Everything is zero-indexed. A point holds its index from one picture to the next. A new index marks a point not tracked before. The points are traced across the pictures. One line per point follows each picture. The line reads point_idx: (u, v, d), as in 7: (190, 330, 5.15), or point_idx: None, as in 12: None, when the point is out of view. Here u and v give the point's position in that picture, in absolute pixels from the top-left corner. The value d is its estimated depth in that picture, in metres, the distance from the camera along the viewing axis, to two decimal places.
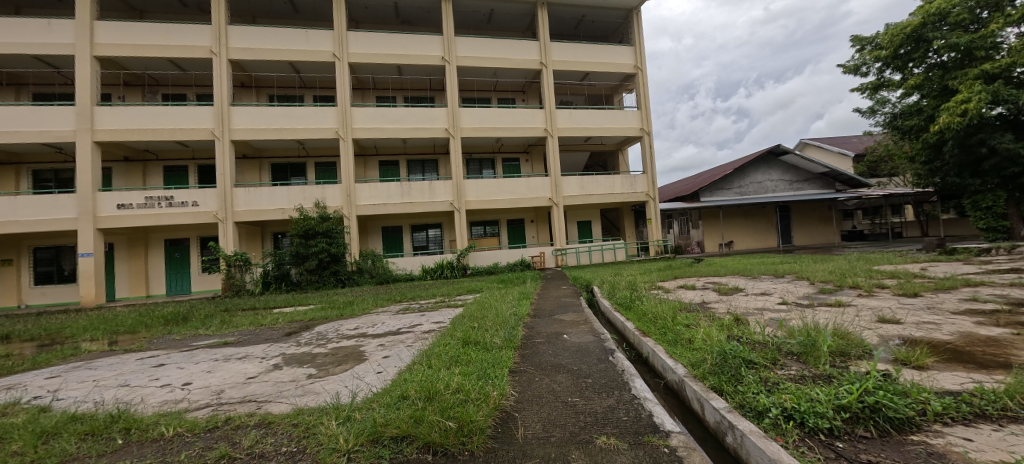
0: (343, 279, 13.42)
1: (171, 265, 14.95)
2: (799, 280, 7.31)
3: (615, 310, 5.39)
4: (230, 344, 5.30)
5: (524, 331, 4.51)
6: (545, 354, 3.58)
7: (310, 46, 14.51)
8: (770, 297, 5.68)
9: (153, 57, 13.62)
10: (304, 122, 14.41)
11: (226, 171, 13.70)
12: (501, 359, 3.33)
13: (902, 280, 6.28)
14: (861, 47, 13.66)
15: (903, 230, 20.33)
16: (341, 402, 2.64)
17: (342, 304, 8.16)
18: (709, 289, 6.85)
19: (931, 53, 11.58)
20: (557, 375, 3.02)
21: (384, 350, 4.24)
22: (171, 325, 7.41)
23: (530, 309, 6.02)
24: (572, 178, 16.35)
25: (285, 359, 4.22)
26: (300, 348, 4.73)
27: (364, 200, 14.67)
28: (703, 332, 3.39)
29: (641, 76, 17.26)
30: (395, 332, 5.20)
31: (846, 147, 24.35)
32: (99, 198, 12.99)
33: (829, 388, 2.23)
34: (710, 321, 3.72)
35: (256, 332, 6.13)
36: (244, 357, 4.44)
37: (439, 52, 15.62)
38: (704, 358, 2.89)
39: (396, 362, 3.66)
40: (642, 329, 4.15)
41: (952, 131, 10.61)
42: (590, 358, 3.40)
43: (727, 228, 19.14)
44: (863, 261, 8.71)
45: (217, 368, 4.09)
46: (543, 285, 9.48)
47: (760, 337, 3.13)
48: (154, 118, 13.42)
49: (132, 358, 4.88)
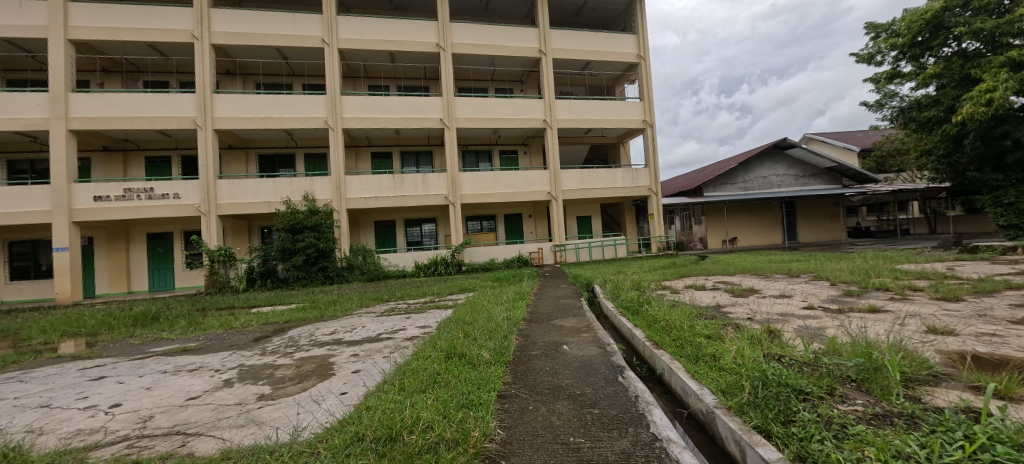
0: (332, 275, 12.88)
1: (154, 260, 14.34)
2: (817, 281, 6.75)
3: (621, 314, 4.85)
4: (190, 351, 4.73)
5: (518, 341, 3.92)
6: (541, 372, 3.01)
7: (297, 31, 13.80)
8: (791, 300, 5.13)
9: (131, 41, 12.90)
10: (290, 111, 13.71)
11: (209, 161, 13.03)
12: (488, 379, 2.78)
13: (935, 281, 5.71)
14: (876, 34, 13.03)
15: (909, 228, 19.91)
16: (278, 444, 2.05)
17: (325, 304, 7.59)
18: (721, 290, 6.29)
19: (952, 40, 11.01)
20: (556, 403, 2.45)
21: (356, 363, 3.66)
22: (138, 326, 6.82)
23: (527, 312, 5.43)
24: (571, 171, 15.73)
25: (240, 373, 3.62)
26: (261, 358, 4.13)
27: (354, 193, 14.03)
28: (733, 348, 2.82)
29: (643, 65, 16.61)
30: (373, 339, 4.61)
31: (851, 142, 23.77)
32: (75, 189, 12.32)
33: (922, 436, 1.64)
34: (737, 334, 3.14)
35: (224, 336, 5.55)
36: (195, 369, 3.86)
37: (434, 38, 14.92)
38: (739, 385, 2.30)
39: (366, 379, 3.11)
40: (655, 340, 3.57)
41: (974, 123, 9.97)
42: (596, 379, 2.81)
43: (731, 224, 18.61)
44: (883, 260, 8.12)
45: (159, 385, 3.49)
46: (541, 284, 8.91)
47: (805, 355, 2.56)
48: (132, 106, 12.73)
49: (75, 368, 4.30)
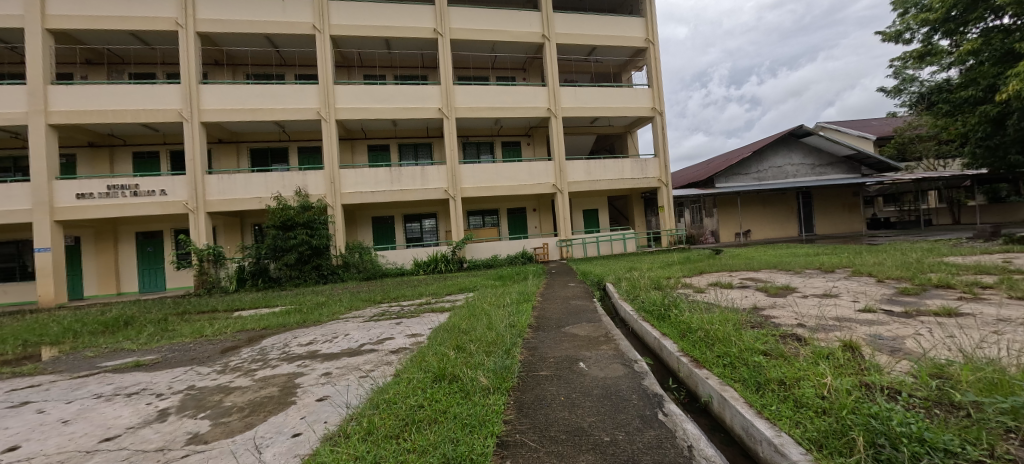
0: (326, 274, 12.25)
1: (144, 260, 13.79)
2: (858, 277, 5.98)
3: (643, 319, 4.17)
4: (145, 366, 4.08)
5: (524, 357, 3.22)
6: (553, 404, 2.32)
7: (286, 18, 13.08)
8: (842, 301, 4.39)
9: (112, 30, 12.23)
10: (280, 102, 13.01)
11: (196, 156, 12.38)
12: (483, 416, 2.09)
13: (1001, 277, 4.96)
14: (904, 10, 12.21)
15: (932, 217, 18.76)
16: None
17: (312, 307, 6.95)
18: (751, 288, 5.58)
19: (991, 13, 10.14)
20: (576, 458, 1.76)
21: (325, 386, 2.97)
22: (104, 335, 6.17)
23: (533, 317, 4.75)
24: (577, 162, 14.95)
25: (183, 401, 2.94)
26: (217, 378, 3.44)
27: (349, 188, 13.34)
28: (812, 373, 2.10)
29: (653, 49, 15.74)
30: (353, 352, 3.93)
31: (868, 130, 22.79)
32: (57, 187, 11.70)
33: None
34: (807, 350, 2.42)
35: (190, 346, 4.91)
36: (136, 394, 3.19)
37: (431, 23, 14.14)
38: (846, 438, 1.58)
39: (330, 413, 2.42)
40: (694, 355, 2.87)
41: (1020, 100, 8.93)
42: (627, 416, 2.12)
43: (744, 216, 17.81)
44: (926, 253, 7.33)
45: (81, 417, 2.80)
46: (548, 282, 8.23)
47: (924, 388, 1.83)
48: (115, 98, 12.09)
49: (7, 387, 3.68)
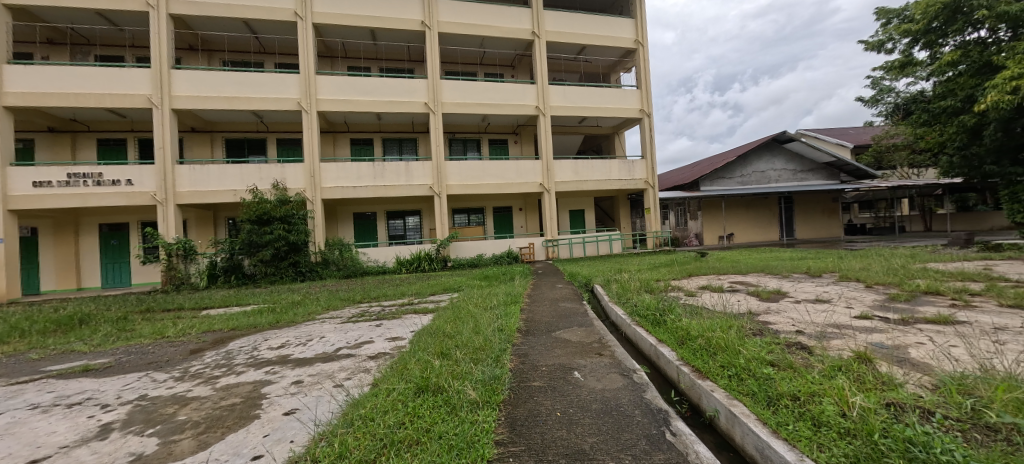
0: (304, 271, 11.75)
1: (108, 253, 13.01)
2: (846, 283, 5.98)
3: (637, 324, 4.01)
4: (94, 372, 3.69)
5: (513, 366, 3.00)
6: (549, 421, 2.11)
7: (267, 3, 12.50)
8: (836, 306, 4.32)
9: (76, 8, 11.45)
10: (259, 91, 12.42)
11: (166, 145, 11.70)
12: (471, 436, 1.86)
13: (986, 284, 4.99)
14: (887, 20, 12.50)
15: (906, 224, 19.23)
16: None
17: (286, 306, 6.57)
18: (741, 292, 5.52)
19: (970, 26, 10.41)
20: None
21: (295, 397, 2.68)
22: (54, 335, 5.66)
23: (522, 320, 4.53)
24: (566, 162, 14.84)
25: (129, 414, 2.59)
26: (173, 387, 3.10)
27: (330, 182, 12.86)
28: (829, 389, 1.95)
29: (642, 51, 15.73)
30: (329, 357, 3.63)
31: (846, 138, 23.46)
32: (10, 173, 10.83)
33: None
34: (819, 363, 2.27)
35: (149, 348, 4.51)
36: (77, 405, 2.82)
37: (419, 15, 13.77)
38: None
39: (297, 431, 2.14)
40: (695, 365, 2.71)
41: (997, 112, 9.17)
42: (632, 437, 1.92)
43: (728, 220, 18.05)
44: (907, 259, 7.43)
45: (6, 433, 2.44)
46: (534, 283, 8.04)
47: (952, 407, 1.69)
48: (78, 81, 11.31)
49: None
